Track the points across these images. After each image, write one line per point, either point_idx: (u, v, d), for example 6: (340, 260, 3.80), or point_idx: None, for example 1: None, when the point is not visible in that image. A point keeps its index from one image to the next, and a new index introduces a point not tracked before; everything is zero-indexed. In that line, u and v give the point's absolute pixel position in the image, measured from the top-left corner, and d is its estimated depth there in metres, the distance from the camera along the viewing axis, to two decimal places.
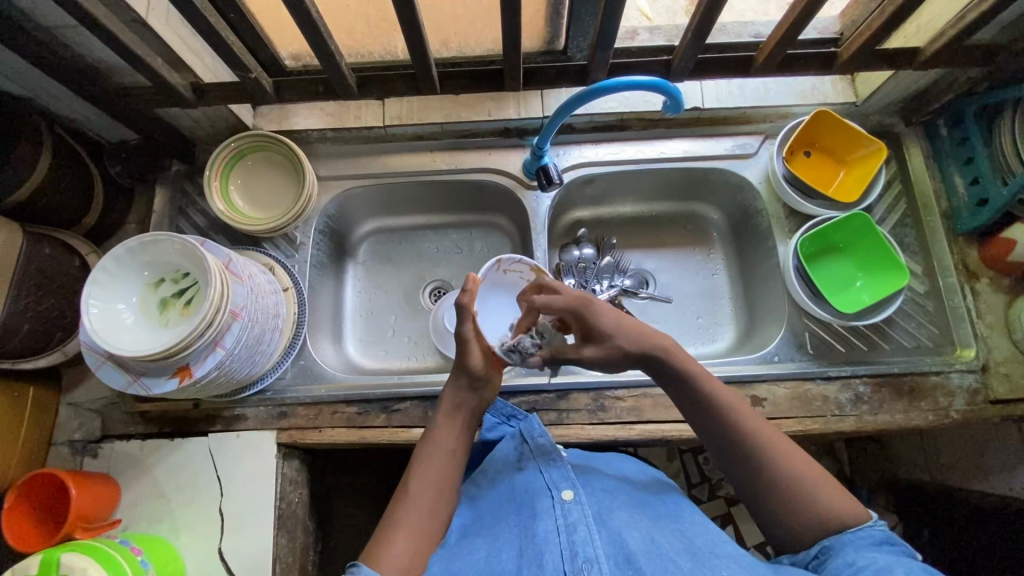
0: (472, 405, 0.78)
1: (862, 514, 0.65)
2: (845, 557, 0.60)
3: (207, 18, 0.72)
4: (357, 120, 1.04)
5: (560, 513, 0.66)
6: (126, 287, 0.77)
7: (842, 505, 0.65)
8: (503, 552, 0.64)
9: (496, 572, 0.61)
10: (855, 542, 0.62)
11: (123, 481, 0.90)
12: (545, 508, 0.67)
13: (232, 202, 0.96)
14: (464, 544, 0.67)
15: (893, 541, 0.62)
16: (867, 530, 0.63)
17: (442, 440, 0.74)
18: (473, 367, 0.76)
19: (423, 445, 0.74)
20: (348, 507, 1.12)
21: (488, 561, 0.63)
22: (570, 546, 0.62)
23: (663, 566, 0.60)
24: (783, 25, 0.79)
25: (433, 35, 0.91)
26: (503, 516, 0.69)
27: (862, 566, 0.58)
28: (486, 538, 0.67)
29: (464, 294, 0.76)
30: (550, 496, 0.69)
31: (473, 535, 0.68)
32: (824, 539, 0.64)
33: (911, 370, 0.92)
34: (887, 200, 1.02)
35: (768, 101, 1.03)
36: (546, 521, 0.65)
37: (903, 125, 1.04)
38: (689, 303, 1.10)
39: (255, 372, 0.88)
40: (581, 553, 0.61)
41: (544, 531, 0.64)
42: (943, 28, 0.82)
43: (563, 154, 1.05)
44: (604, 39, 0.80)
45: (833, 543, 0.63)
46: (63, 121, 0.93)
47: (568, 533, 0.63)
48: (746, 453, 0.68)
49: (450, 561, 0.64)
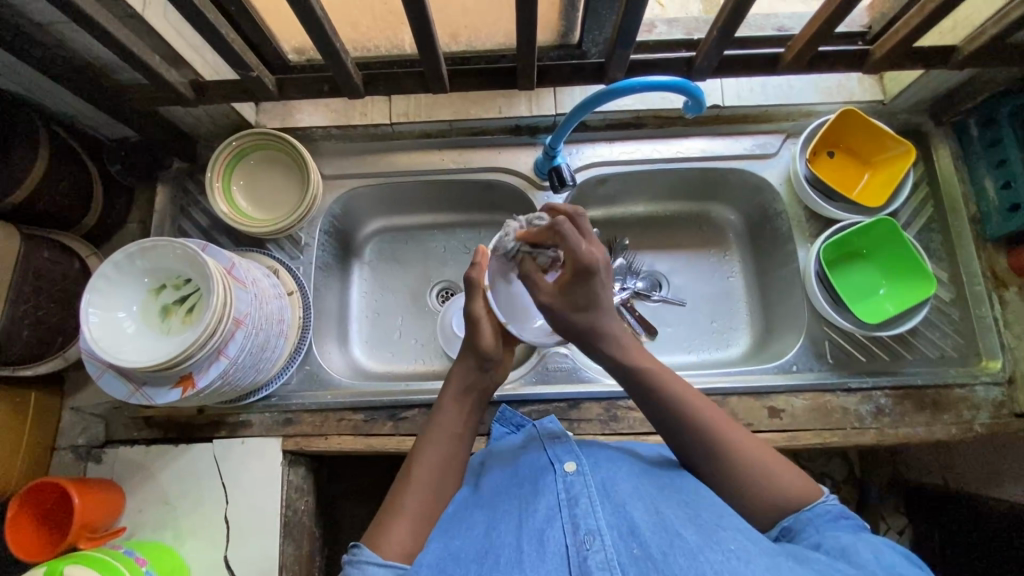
0: (479, 389, 0.76)
1: (814, 492, 0.64)
2: (808, 539, 0.59)
3: (205, 16, 0.68)
4: (363, 117, 1.00)
5: (562, 486, 0.63)
6: (126, 295, 0.75)
7: (798, 484, 0.64)
8: (502, 524, 0.61)
9: (494, 547, 0.58)
10: (816, 519, 0.60)
11: (127, 487, 0.89)
12: (548, 484, 0.64)
13: (234, 202, 0.94)
14: (464, 515, 0.64)
15: (848, 516, 0.61)
16: (823, 506, 0.62)
17: (448, 424, 0.72)
18: (484, 347, 0.75)
19: (428, 428, 0.72)
20: (355, 509, 1.11)
21: (486, 534, 0.60)
22: (571, 520, 0.59)
23: (669, 539, 0.55)
24: (816, 23, 0.75)
25: (442, 27, 0.86)
26: (503, 491, 0.67)
27: (826, 548, 0.56)
28: (485, 512, 0.64)
29: (473, 268, 0.78)
30: (552, 471, 0.66)
31: (473, 509, 0.65)
32: (784, 519, 0.62)
33: (935, 382, 0.89)
34: (913, 203, 0.97)
35: (791, 98, 0.98)
36: (548, 498, 0.62)
37: (932, 124, 0.99)
38: (704, 307, 1.06)
39: (260, 379, 0.86)
40: (582, 526, 0.58)
41: (545, 508, 0.61)
42: (984, 25, 0.78)
43: (576, 153, 1.01)
44: (623, 36, 0.75)
45: (793, 522, 0.61)
46: (59, 119, 0.90)
47: (570, 507, 0.60)
48: (686, 427, 0.67)
49: (448, 538, 0.61)
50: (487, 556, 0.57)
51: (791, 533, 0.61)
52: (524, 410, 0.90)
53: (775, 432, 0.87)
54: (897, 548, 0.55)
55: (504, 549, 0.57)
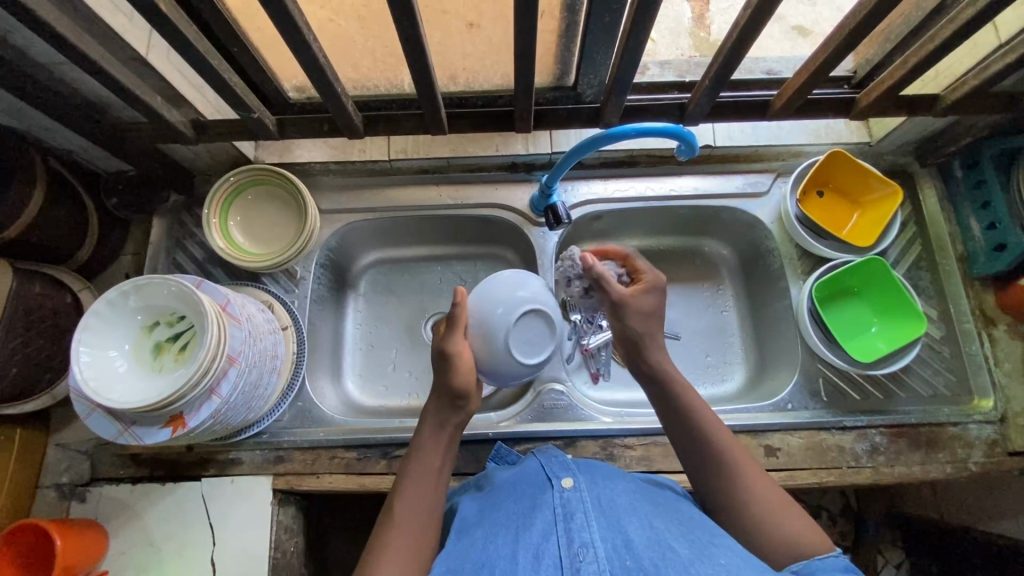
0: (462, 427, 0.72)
1: (824, 546, 0.61)
2: None
3: (208, 60, 0.69)
4: (362, 153, 1.03)
5: (559, 502, 0.61)
6: (118, 333, 0.74)
7: (796, 521, 0.63)
8: (499, 537, 0.60)
9: (489, 559, 0.57)
10: (823, 569, 0.57)
11: (111, 528, 0.86)
12: (545, 500, 0.63)
13: (232, 238, 0.94)
14: (464, 532, 0.63)
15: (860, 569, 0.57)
16: (831, 558, 0.58)
17: (428, 459, 0.68)
18: (458, 386, 0.70)
19: (407, 462, 0.68)
20: (344, 547, 1.09)
21: (483, 548, 0.59)
22: (566, 534, 0.57)
23: (662, 553, 0.55)
24: (806, 73, 0.78)
25: (441, 69, 0.87)
26: (501, 505, 0.65)
27: None
28: (483, 527, 0.62)
29: (455, 308, 0.72)
30: (550, 487, 0.64)
31: (472, 525, 0.64)
32: (791, 565, 0.59)
33: (928, 420, 0.90)
34: (901, 242, 0.99)
35: (781, 140, 1.01)
36: (545, 513, 0.61)
37: (917, 165, 1.02)
38: (699, 341, 1.06)
39: (252, 416, 0.85)
40: (577, 538, 0.57)
41: (542, 524, 0.59)
42: (966, 76, 0.81)
43: (571, 190, 1.02)
44: (620, 84, 0.78)
45: (800, 568, 0.58)
46: (56, 153, 0.90)
47: (565, 521, 0.59)
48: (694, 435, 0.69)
49: (449, 557, 0.60)
50: (483, 568, 0.56)
51: None
52: (519, 448, 0.90)
53: (771, 471, 0.87)
54: None
55: (500, 562, 0.56)
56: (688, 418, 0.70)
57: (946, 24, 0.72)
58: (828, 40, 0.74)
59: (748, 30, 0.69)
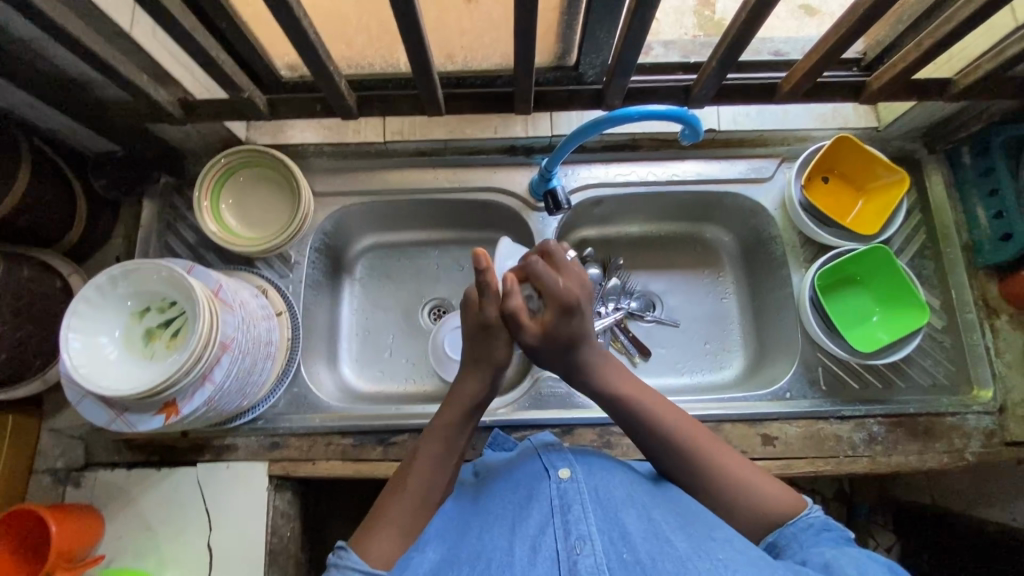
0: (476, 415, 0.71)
1: (799, 503, 0.64)
2: (794, 556, 0.59)
3: (194, 37, 0.67)
4: (356, 135, 1.00)
5: (556, 493, 0.61)
6: (108, 318, 0.73)
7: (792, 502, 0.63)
8: (494, 528, 0.60)
9: (485, 550, 0.57)
10: (799, 535, 0.61)
11: (107, 512, 0.86)
12: (542, 491, 0.62)
13: (224, 222, 0.92)
14: (459, 522, 0.62)
15: (831, 527, 0.61)
16: (806, 519, 0.62)
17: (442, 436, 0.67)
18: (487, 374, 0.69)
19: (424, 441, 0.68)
20: (342, 529, 1.10)
21: (480, 537, 0.59)
22: (563, 526, 0.57)
23: (659, 547, 0.55)
24: (815, 54, 0.75)
25: (438, 48, 0.84)
26: (497, 495, 0.64)
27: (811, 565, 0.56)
28: (479, 518, 0.62)
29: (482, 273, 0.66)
30: (547, 477, 0.64)
31: (467, 515, 0.63)
32: (769, 534, 0.62)
33: (926, 410, 0.90)
34: (906, 230, 0.98)
35: (788, 124, 0.99)
36: (542, 505, 0.60)
37: (925, 151, 1.00)
38: (698, 328, 1.05)
39: (246, 402, 0.84)
40: (574, 531, 0.57)
41: (538, 515, 0.59)
42: (980, 60, 0.78)
43: (571, 174, 1.00)
44: (623, 65, 0.76)
45: (777, 538, 0.61)
46: (40, 132, 0.87)
47: (562, 513, 0.59)
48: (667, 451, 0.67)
49: (444, 545, 0.59)
50: (480, 560, 0.56)
51: (777, 549, 0.61)
52: (516, 436, 0.90)
53: (769, 459, 0.87)
54: (880, 561, 0.56)
55: (497, 554, 0.56)
56: (656, 429, 0.67)
57: (963, 5, 0.69)
58: (841, 21, 0.71)
59: (758, 9, 0.66)
